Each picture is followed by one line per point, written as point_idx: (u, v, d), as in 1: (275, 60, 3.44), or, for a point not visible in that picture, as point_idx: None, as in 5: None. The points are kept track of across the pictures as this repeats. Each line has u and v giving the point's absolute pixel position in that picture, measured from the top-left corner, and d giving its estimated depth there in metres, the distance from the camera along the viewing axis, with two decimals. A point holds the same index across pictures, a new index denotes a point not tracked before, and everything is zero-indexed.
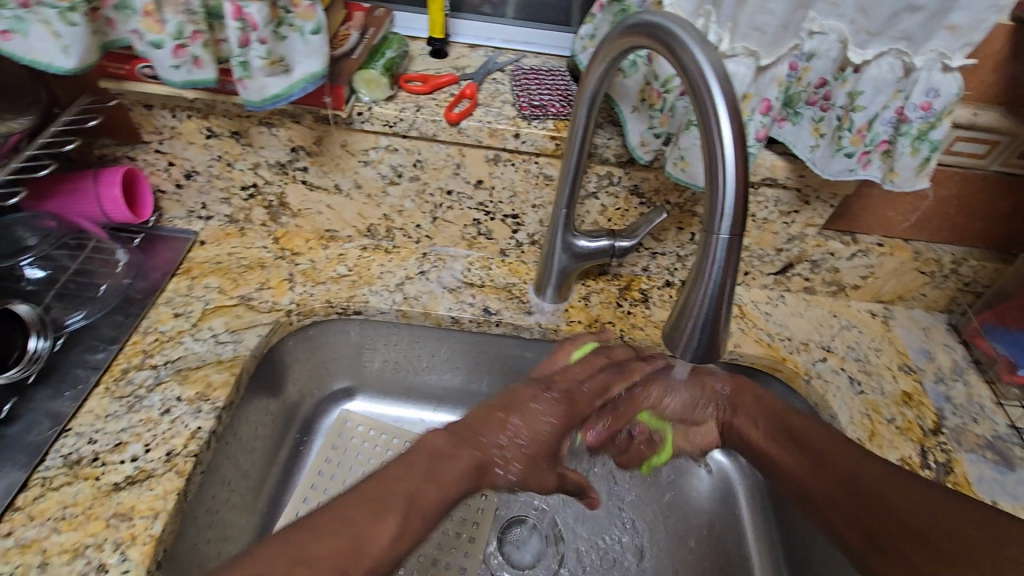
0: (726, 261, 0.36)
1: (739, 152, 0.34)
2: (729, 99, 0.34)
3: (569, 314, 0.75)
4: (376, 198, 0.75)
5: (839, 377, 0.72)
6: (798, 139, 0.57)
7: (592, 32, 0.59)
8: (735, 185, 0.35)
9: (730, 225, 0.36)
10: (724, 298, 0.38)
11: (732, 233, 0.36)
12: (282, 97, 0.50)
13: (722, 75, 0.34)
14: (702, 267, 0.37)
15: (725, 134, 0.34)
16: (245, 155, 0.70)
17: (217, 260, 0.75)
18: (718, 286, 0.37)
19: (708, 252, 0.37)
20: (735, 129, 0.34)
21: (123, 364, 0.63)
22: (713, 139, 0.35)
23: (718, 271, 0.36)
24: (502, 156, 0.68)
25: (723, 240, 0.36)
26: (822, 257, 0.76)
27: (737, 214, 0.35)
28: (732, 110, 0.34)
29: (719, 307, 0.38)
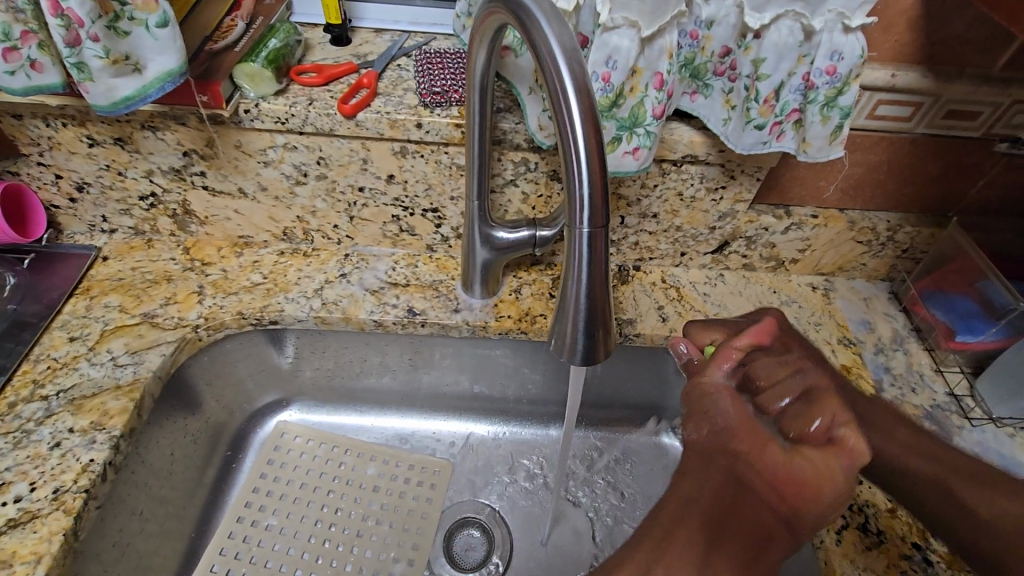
0: (593, 255, 0.34)
1: (591, 139, 0.31)
2: (579, 80, 0.31)
3: (499, 309, 0.72)
4: (285, 200, 0.70)
5: None
6: (711, 113, 0.54)
7: (468, 10, 0.55)
8: (590, 174, 0.32)
9: (590, 217, 0.33)
10: (598, 295, 0.35)
11: (595, 226, 0.33)
12: (135, 100, 0.46)
13: (572, 52, 0.31)
14: (571, 264, 0.35)
15: (576, 119, 0.31)
16: (135, 162, 0.66)
17: (119, 277, 0.70)
18: (590, 282, 0.35)
19: (573, 247, 0.34)
20: (587, 113, 0.31)
21: (10, 398, 0.59)
22: (566, 125, 0.32)
23: (585, 268, 0.34)
24: (409, 148, 0.64)
25: (587, 233, 0.33)
26: (756, 233, 0.74)
27: (597, 205, 0.33)
28: (582, 92, 0.31)
29: (594, 303, 0.35)
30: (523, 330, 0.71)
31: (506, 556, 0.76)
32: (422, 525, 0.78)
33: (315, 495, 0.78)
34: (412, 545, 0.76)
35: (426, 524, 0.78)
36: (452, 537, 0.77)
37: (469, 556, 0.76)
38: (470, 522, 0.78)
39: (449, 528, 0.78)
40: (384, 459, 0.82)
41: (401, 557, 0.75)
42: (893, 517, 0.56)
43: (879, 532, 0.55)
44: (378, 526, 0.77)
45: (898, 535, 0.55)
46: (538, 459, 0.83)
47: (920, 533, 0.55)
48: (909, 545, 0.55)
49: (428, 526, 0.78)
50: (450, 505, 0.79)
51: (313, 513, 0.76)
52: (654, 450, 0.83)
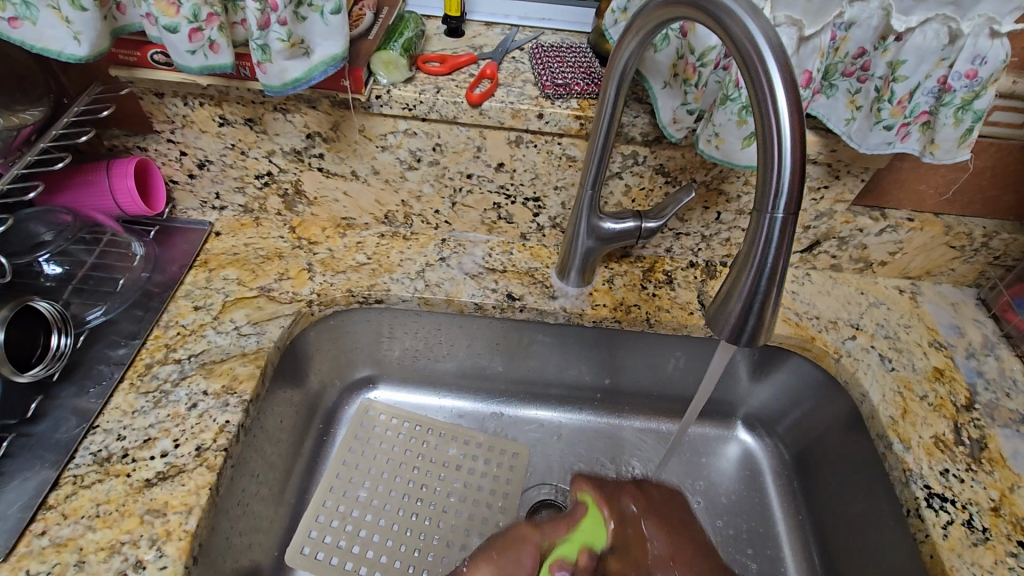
0: (779, 241, 0.35)
1: (796, 128, 0.33)
2: (786, 72, 0.33)
3: (594, 297, 0.74)
4: (394, 183, 0.73)
5: (869, 355, 0.71)
6: (832, 113, 0.55)
7: (624, 4, 0.55)
8: (791, 161, 0.33)
9: (783, 204, 0.34)
10: (775, 281, 0.36)
11: (786, 213, 0.35)
12: (303, 81, 0.49)
13: (777, 46, 0.33)
14: (750, 249, 0.36)
15: (780, 109, 0.33)
16: (259, 143, 0.69)
17: (234, 251, 0.74)
18: (770, 267, 0.36)
19: (756, 231, 0.36)
20: (793, 103, 0.33)
21: (147, 360, 0.62)
22: (767, 116, 0.33)
23: (770, 253, 0.35)
24: (524, 137, 0.66)
25: (777, 220, 0.35)
26: (849, 234, 0.75)
27: (792, 192, 0.34)
28: (789, 83, 0.33)
29: (770, 288, 0.37)
30: (618, 319, 0.73)
31: None
32: (504, 504, 0.80)
33: (401, 470, 0.81)
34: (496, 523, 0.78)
35: (508, 505, 0.80)
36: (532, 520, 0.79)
37: None
38: (550, 506, 0.80)
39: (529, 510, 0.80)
40: (466, 439, 0.84)
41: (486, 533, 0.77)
42: (997, 516, 0.58)
43: (985, 529, 0.56)
44: (458, 501, 0.79)
45: (1003, 533, 0.56)
46: (612, 446, 0.85)
47: None
48: (1015, 543, 0.56)
49: (510, 506, 0.80)
50: (530, 488, 0.82)
51: (399, 488, 0.79)
52: (729, 445, 0.85)
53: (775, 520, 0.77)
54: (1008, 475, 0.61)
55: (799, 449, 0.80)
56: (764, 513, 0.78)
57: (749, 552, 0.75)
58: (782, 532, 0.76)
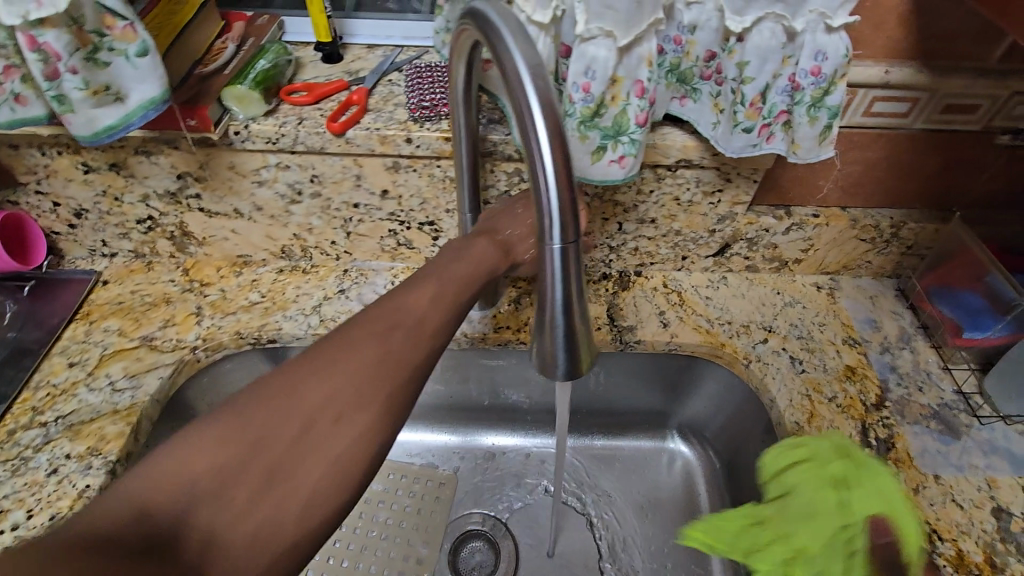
0: (565, 270, 0.34)
1: (558, 155, 0.32)
2: (544, 97, 0.31)
3: (497, 320, 0.72)
4: (281, 218, 0.70)
5: (780, 358, 0.69)
6: (700, 117, 0.54)
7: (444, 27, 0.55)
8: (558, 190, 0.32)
9: (561, 233, 0.33)
10: (574, 312, 0.35)
11: (566, 243, 0.33)
12: (118, 128, 0.47)
13: (536, 68, 0.32)
14: (542, 280, 0.35)
15: (540, 134, 0.31)
16: (130, 187, 0.66)
17: (119, 300, 0.71)
18: (564, 298, 0.35)
19: (544, 263, 0.35)
20: (552, 130, 0.31)
21: (11, 425, 0.59)
22: (531, 142, 0.32)
23: (559, 284, 0.34)
24: (401, 162, 0.63)
25: (558, 250, 0.34)
26: (756, 235, 0.73)
27: (566, 222, 0.33)
28: (548, 107, 0.31)
29: (571, 319, 0.35)
30: (523, 340, 0.71)
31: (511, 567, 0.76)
32: (426, 539, 0.77)
33: None
34: (418, 559, 0.75)
35: (431, 540, 0.77)
36: (458, 550, 0.77)
37: (472, 569, 0.75)
38: (475, 535, 0.78)
39: (455, 540, 0.78)
40: (390, 472, 0.81)
41: (406, 571, 0.74)
42: None
43: None
44: (379, 538, 0.76)
45: None
46: (541, 467, 0.83)
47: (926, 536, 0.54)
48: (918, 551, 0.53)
49: (435, 537, 0.77)
50: (455, 518, 0.79)
51: None
52: (663, 456, 0.82)
53: None
54: (914, 475, 0.58)
55: (728, 458, 0.77)
56: (692, 527, 0.77)
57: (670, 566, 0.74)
58: None
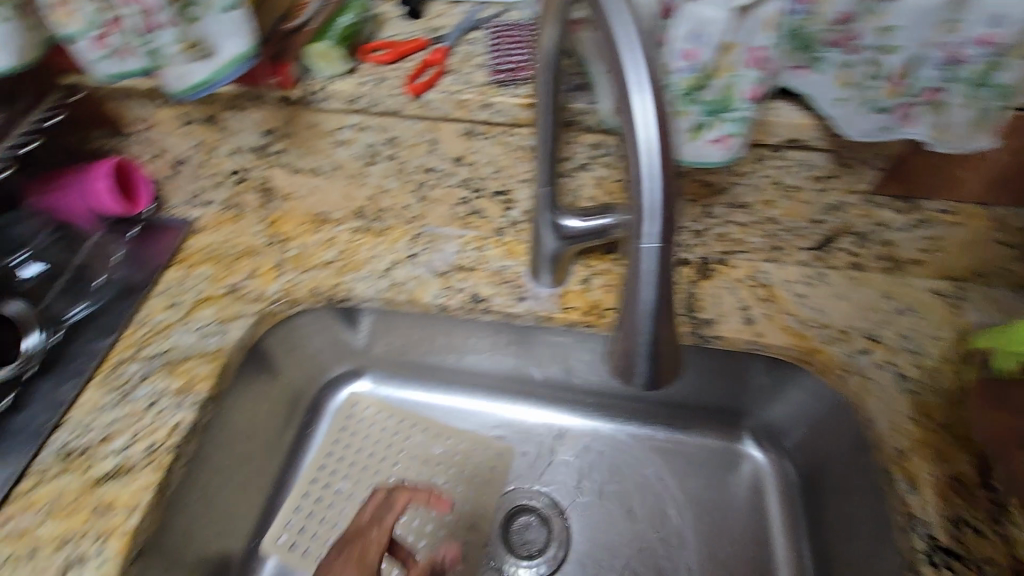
0: (659, 267, 0.35)
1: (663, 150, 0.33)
2: (656, 94, 0.33)
3: (566, 300, 0.69)
4: (358, 178, 0.71)
5: (883, 372, 0.61)
6: (820, 92, 0.46)
7: None
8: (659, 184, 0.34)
9: (660, 231, 0.35)
10: (662, 309, 0.36)
11: (663, 238, 0.35)
12: (210, 84, 0.48)
13: (649, 63, 0.33)
14: (631, 276, 0.36)
15: (649, 130, 0.33)
16: (223, 140, 0.69)
17: (211, 250, 0.75)
18: (654, 297, 0.36)
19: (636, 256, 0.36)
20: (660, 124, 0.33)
21: (117, 357, 0.65)
22: (638, 138, 0.33)
23: (652, 280, 0.35)
24: (477, 129, 0.61)
25: (654, 247, 0.35)
26: (869, 229, 0.64)
27: (664, 217, 0.34)
28: (657, 101, 0.33)
29: (659, 320, 0.36)
30: (590, 324, 0.67)
31: (563, 547, 0.75)
32: (480, 506, 0.79)
33: (382, 466, 0.81)
34: (472, 522, 0.78)
35: (487, 506, 0.79)
36: (510, 524, 0.77)
37: (526, 542, 0.76)
38: (529, 511, 0.78)
39: (508, 512, 0.78)
40: (449, 436, 0.83)
41: (460, 532, 0.77)
42: None
43: None
44: (436, 499, 0.79)
45: None
46: (600, 452, 0.81)
47: None
48: None
49: (490, 504, 0.79)
50: (509, 491, 0.79)
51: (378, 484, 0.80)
52: (732, 459, 0.77)
53: (772, 546, 0.71)
54: None
55: (807, 471, 0.71)
56: (759, 538, 0.72)
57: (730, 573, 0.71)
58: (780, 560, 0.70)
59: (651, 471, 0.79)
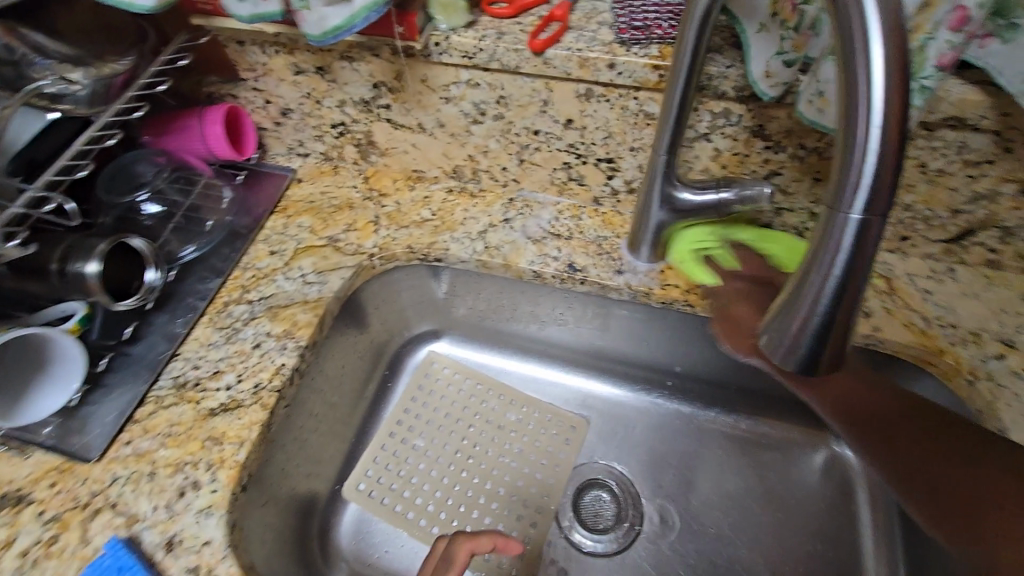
0: (856, 245, 0.30)
1: (897, 108, 0.27)
2: (891, 30, 0.27)
3: (665, 276, 0.66)
4: (460, 137, 0.70)
5: (1020, 382, 0.57)
6: (1007, 64, 0.43)
7: None
8: (882, 149, 0.28)
9: (867, 203, 0.29)
10: (847, 296, 0.32)
11: (870, 214, 0.30)
12: (344, 29, 0.48)
13: None
14: (821, 253, 0.32)
15: (875, 77, 0.27)
16: (331, 92, 0.69)
17: (311, 200, 0.76)
18: (841, 279, 0.32)
19: (830, 233, 0.31)
20: (895, 75, 0.27)
21: (224, 298, 0.68)
22: (857, 88, 0.28)
23: (843, 260, 0.31)
24: (595, 90, 0.58)
25: (855, 221, 0.30)
26: (1018, 224, 0.58)
27: (879, 189, 0.29)
28: (896, 46, 0.27)
29: (840, 304, 0.32)
30: (690, 304, 0.65)
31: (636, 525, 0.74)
32: (553, 474, 0.78)
33: (457, 426, 0.82)
34: (542, 493, 0.77)
35: (558, 475, 0.78)
36: (581, 497, 0.77)
37: (597, 518, 0.75)
38: (601, 486, 0.78)
39: (579, 485, 0.78)
40: (523, 404, 0.83)
41: (532, 502, 0.76)
42: None
43: None
44: (509, 465, 0.79)
45: None
46: (680, 434, 0.79)
47: None
48: None
49: (562, 474, 0.78)
50: (584, 464, 0.79)
51: (453, 443, 0.81)
52: (818, 453, 0.76)
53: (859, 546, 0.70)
54: None
55: None
56: (848, 533, 0.71)
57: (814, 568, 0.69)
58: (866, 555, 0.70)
59: (732, 459, 0.77)
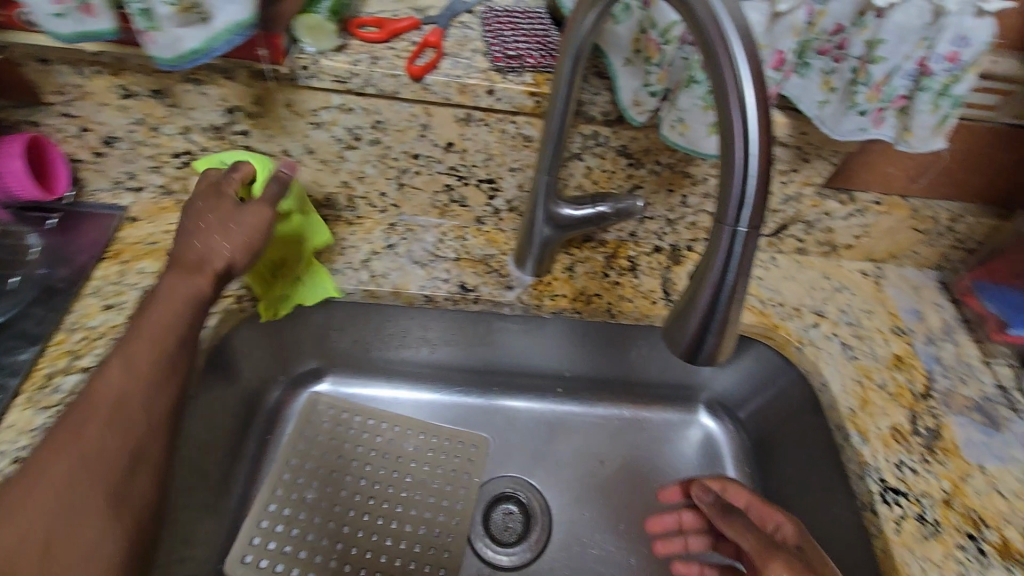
0: (741, 254, 0.34)
1: (763, 136, 0.32)
2: (757, 71, 0.32)
3: (552, 287, 0.70)
4: (332, 164, 0.66)
5: (831, 343, 0.71)
6: (805, 95, 0.53)
7: None
8: (754, 170, 0.32)
9: (748, 217, 0.33)
10: (736, 299, 0.36)
11: (750, 226, 0.34)
12: (202, 53, 0.43)
13: (748, 41, 0.32)
14: (711, 262, 0.35)
15: (748, 109, 0.32)
16: (172, 118, 0.61)
17: (152, 240, 0.66)
18: (731, 283, 0.35)
19: (716, 243, 0.35)
20: (761, 110, 0.32)
21: (47, 369, 0.55)
22: (732, 118, 0.32)
23: (732, 267, 0.34)
24: (474, 115, 0.59)
25: (739, 233, 0.34)
26: (816, 218, 0.73)
27: (756, 204, 0.33)
28: (759, 87, 0.32)
29: (730, 307, 0.36)
30: (578, 310, 0.69)
31: (545, 531, 0.76)
32: (461, 498, 0.77)
33: (352, 468, 0.77)
34: (451, 519, 0.75)
35: (465, 498, 0.77)
36: (489, 515, 0.77)
37: (506, 533, 0.76)
38: (508, 499, 0.79)
39: (487, 504, 0.78)
40: (420, 431, 0.81)
41: (443, 530, 0.75)
42: (948, 508, 0.59)
43: (936, 522, 0.58)
44: (412, 498, 0.76)
45: (953, 525, 0.58)
46: (575, 433, 0.83)
47: (973, 523, 0.58)
48: (964, 535, 0.57)
49: (469, 495, 0.77)
50: (489, 481, 0.80)
51: (350, 487, 0.76)
52: (691, 429, 0.83)
53: None
54: (960, 464, 0.62)
55: (760, 435, 0.79)
56: None
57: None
58: None
59: (620, 449, 0.82)
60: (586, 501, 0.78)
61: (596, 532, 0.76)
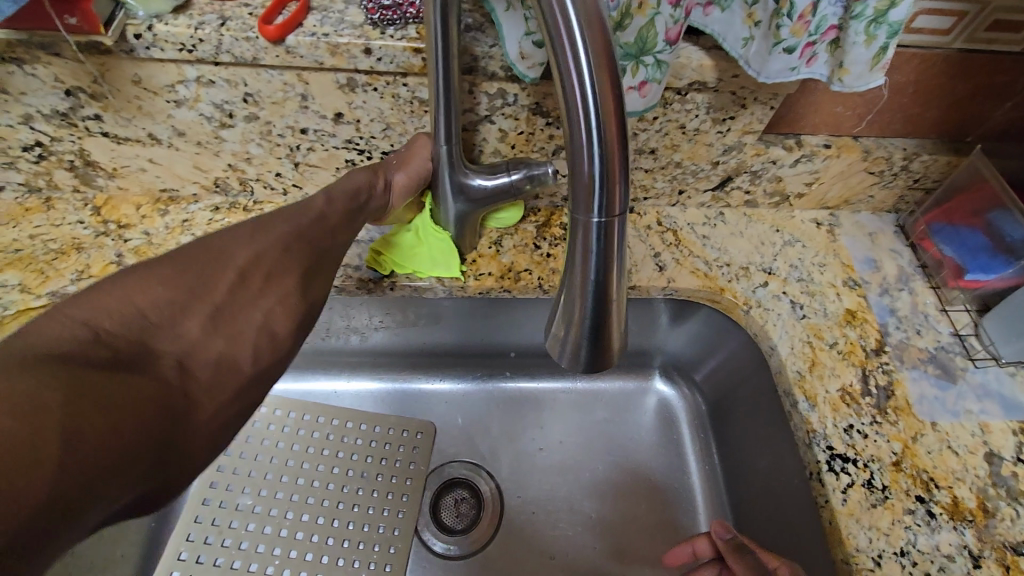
0: (605, 252, 0.30)
1: (611, 117, 0.28)
2: (597, 41, 0.27)
3: (478, 265, 0.64)
4: (210, 146, 0.57)
5: (780, 303, 0.66)
6: (728, 31, 0.47)
7: None
8: (607, 154, 0.28)
9: (605, 208, 0.29)
10: (610, 301, 0.32)
11: (610, 216, 0.30)
12: None
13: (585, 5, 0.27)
14: (576, 260, 0.31)
15: (589, 89, 0.27)
16: (5, 106, 0.52)
17: (16, 247, 0.58)
18: (601, 283, 0.31)
19: (580, 243, 0.31)
20: (606, 92, 0.27)
21: None
22: (572, 98, 0.28)
23: (598, 266, 0.31)
24: (358, 79, 0.51)
25: (598, 226, 0.30)
26: (762, 167, 0.66)
27: (613, 194, 0.29)
28: (603, 57, 0.27)
29: (605, 309, 0.32)
30: (506, 288, 0.63)
31: (495, 513, 0.73)
32: (406, 490, 0.73)
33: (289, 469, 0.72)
34: (395, 513, 0.71)
35: (410, 490, 0.73)
36: (437, 500, 0.74)
37: (454, 518, 0.73)
38: (455, 484, 0.75)
39: (434, 490, 0.74)
40: (360, 422, 0.77)
41: (387, 526, 0.70)
42: (897, 471, 0.56)
43: (885, 488, 0.55)
44: (354, 493, 0.72)
45: (902, 489, 0.55)
46: (525, 408, 0.79)
47: (923, 486, 0.55)
48: (913, 499, 0.55)
49: (415, 486, 0.74)
50: (433, 467, 0.76)
51: (286, 488, 0.71)
52: (648, 397, 0.80)
53: (690, 471, 0.75)
54: (912, 423, 0.59)
55: (715, 399, 0.75)
56: (678, 468, 0.75)
57: (648, 503, 0.73)
58: (696, 483, 0.74)
59: (572, 422, 0.79)
60: (537, 477, 0.75)
61: (546, 508, 0.73)
